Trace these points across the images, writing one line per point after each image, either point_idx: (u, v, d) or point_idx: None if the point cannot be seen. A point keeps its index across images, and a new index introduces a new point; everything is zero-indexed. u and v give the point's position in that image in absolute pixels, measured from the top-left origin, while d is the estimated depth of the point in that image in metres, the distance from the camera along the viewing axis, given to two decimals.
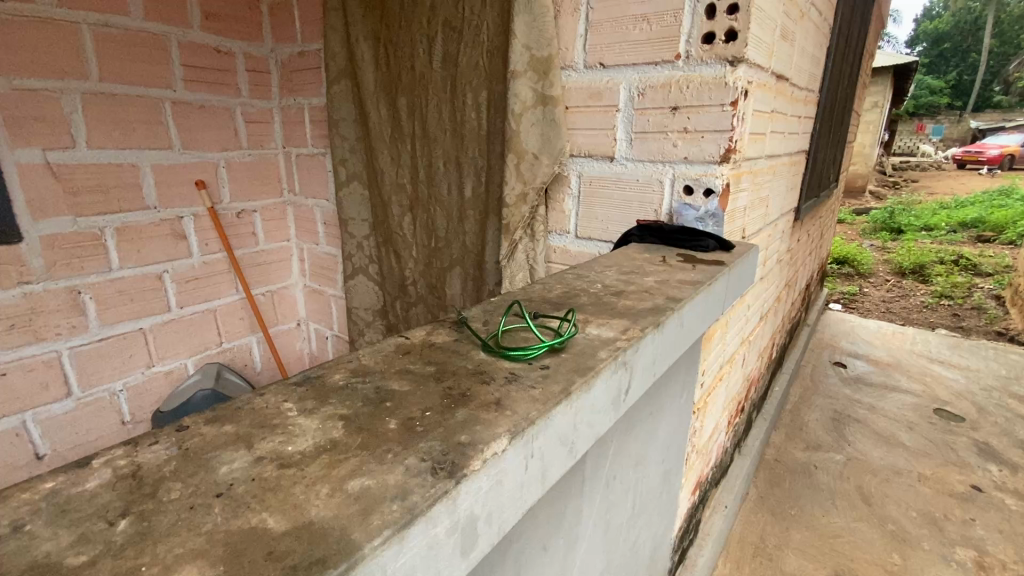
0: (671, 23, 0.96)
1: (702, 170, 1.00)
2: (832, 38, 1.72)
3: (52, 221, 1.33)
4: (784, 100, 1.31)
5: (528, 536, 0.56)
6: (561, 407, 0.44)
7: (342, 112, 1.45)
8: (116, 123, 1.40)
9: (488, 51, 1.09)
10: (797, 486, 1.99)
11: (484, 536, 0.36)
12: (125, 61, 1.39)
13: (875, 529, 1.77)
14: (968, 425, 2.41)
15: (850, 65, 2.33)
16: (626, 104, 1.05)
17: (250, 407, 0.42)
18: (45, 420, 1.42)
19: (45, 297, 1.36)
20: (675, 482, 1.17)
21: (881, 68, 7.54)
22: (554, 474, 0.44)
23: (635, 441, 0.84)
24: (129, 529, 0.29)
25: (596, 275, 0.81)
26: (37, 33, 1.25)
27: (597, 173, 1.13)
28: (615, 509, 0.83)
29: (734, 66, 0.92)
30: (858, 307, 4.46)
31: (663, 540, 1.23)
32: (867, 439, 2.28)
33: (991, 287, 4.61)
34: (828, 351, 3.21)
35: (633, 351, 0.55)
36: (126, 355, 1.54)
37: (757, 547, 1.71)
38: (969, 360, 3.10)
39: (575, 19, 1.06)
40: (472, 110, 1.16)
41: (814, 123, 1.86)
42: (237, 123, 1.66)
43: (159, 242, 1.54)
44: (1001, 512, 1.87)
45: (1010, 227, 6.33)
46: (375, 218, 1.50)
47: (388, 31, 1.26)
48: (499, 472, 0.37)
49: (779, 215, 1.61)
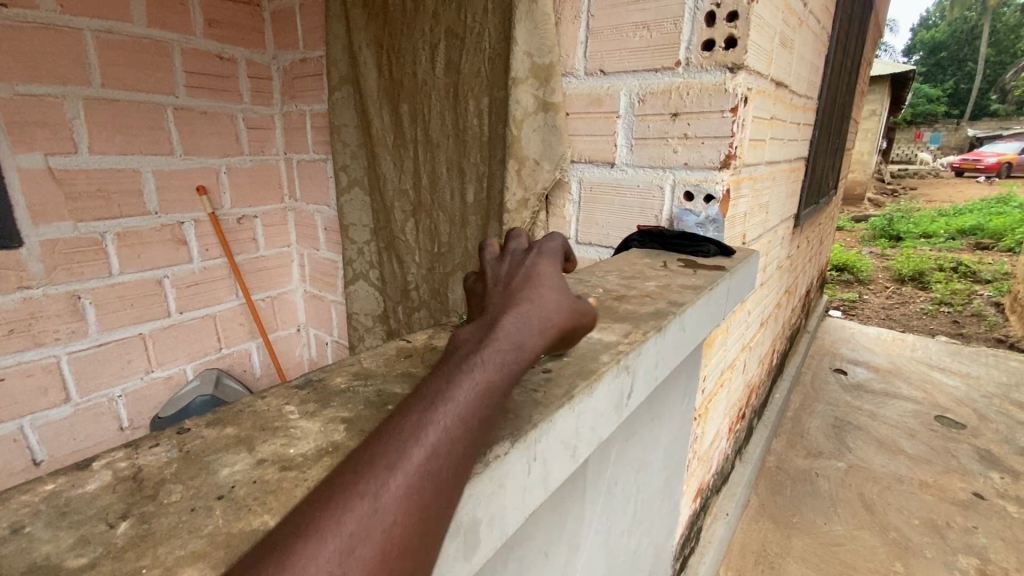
0: (671, 31, 0.97)
1: (701, 176, 1.01)
2: (830, 47, 1.74)
3: (53, 226, 1.33)
4: (784, 106, 1.32)
5: (530, 539, 0.56)
6: (564, 411, 0.44)
7: (344, 118, 1.45)
8: (119, 128, 1.40)
9: (490, 58, 1.10)
10: (798, 493, 1.98)
11: (486, 540, 0.37)
12: (126, 67, 1.39)
13: (877, 537, 1.76)
14: (969, 433, 2.40)
15: (847, 76, 2.34)
16: (626, 110, 1.06)
17: (251, 410, 0.42)
18: (43, 426, 1.41)
19: (45, 302, 1.36)
20: (676, 488, 1.16)
21: (879, 78, 7.59)
22: (557, 478, 0.44)
23: (637, 446, 0.84)
24: (130, 531, 0.29)
25: (597, 279, 0.81)
26: (42, 40, 1.26)
27: (597, 179, 1.13)
28: (616, 516, 0.83)
29: (733, 73, 0.93)
30: (857, 314, 4.47)
31: (665, 548, 1.22)
32: (867, 446, 2.27)
33: (990, 294, 4.62)
34: (828, 358, 3.21)
35: (635, 355, 0.55)
36: (126, 361, 1.54)
37: (758, 555, 1.69)
38: (969, 367, 3.10)
39: (576, 26, 1.07)
40: (474, 117, 1.16)
41: (813, 129, 1.86)
42: (239, 129, 1.66)
43: (159, 247, 1.54)
44: (1003, 519, 1.86)
45: (1008, 235, 6.36)
46: (377, 224, 1.50)
47: (390, 39, 1.27)
48: (502, 475, 0.37)
49: (778, 222, 1.61)
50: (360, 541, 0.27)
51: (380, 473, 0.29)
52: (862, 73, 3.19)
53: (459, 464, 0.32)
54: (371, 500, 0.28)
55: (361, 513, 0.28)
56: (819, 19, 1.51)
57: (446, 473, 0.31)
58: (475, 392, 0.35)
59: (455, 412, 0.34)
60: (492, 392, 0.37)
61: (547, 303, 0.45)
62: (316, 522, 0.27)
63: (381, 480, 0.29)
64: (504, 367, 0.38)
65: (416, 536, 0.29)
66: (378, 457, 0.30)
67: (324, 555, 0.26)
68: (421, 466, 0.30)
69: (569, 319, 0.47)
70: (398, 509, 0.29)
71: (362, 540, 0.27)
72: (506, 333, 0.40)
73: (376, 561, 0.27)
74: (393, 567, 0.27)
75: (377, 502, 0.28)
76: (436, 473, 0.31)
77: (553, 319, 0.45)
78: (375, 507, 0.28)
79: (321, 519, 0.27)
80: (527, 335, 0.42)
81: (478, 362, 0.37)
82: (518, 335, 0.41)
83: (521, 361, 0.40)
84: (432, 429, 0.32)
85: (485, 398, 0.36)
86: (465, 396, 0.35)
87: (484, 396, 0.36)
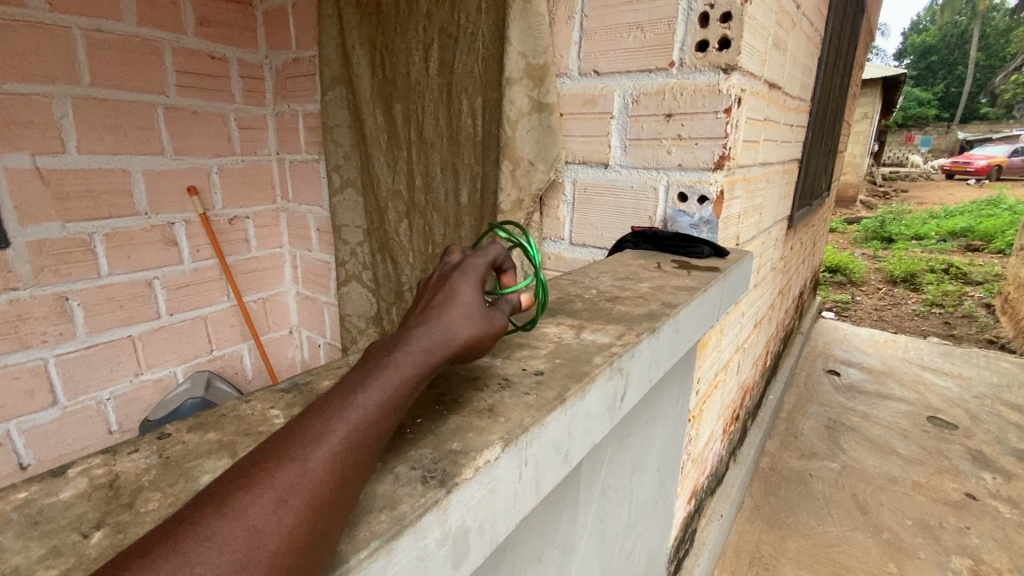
0: (665, 31, 0.96)
1: (695, 177, 1.00)
2: (823, 49, 1.75)
3: (40, 226, 1.31)
4: (777, 108, 1.32)
5: (522, 544, 0.55)
6: (556, 414, 0.43)
7: (337, 118, 1.44)
8: (108, 128, 1.39)
9: (483, 58, 1.09)
10: (792, 494, 1.98)
11: (477, 546, 0.36)
12: (116, 66, 1.37)
13: (870, 538, 1.76)
14: (961, 433, 2.41)
15: (840, 79, 2.35)
16: (620, 111, 1.06)
17: (235, 414, 0.41)
18: (30, 430, 1.39)
19: (32, 304, 1.34)
20: (670, 492, 1.16)
21: (871, 81, 7.66)
22: (549, 483, 0.44)
23: (630, 448, 0.83)
24: (104, 542, 0.28)
25: (591, 280, 0.80)
26: (30, 38, 1.24)
27: (591, 179, 1.12)
28: (609, 519, 0.82)
29: (727, 74, 0.93)
30: (850, 315, 4.51)
31: (659, 551, 1.21)
32: (860, 447, 2.28)
33: (981, 296, 4.66)
34: (822, 359, 3.22)
35: (628, 357, 0.54)
36: (115, 364, 1.52)
37: (753, 557, 1.69)
38: (961, 367, 3.12)
39: (570, 27, 1.06)
40: (468, 118, 1.16)
41: (806, 131, 1.87)
42: (230, 129, 1.65)
43: (149, 248, 1.52)
44: (995, 520, 1.87)
45: (999, 237, 6.43)
46: (370, 225, 1.49)
47: (383, 38, 1.26)
48: (491, 481, 0.36)
49: (772, 224, 1.62)
50: (261, 531, 0.26)
51: (291, 466, 0.28)
52: (855, 76, 3.21)
53: (372, 454, 0.32)
54: (282, 491, 0.27)
55: (264, 506, 0.26)
56: (812, 22, 1.51)
57: (361, 468, 0.31)
58: (395, 389, 0.35)
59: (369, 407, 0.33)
60: (411, 391, 0.37)
61: (462, 308, 0.43)
62: (224, 511, 0.25)
63: (288, 470, 0.28)
64: (417, 368, 0.37)
65: (328, 526, 0.28)
66: (284, 451, 0.29)
67: (227, 544, 0.25)
68: (330, 457, 0.30)
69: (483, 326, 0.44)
70: (308, 499, 0.28)
71: (268, 528, 0.26)
72: (430, 334, 0.40)
73: (279, 550, 0.26)
74: (322, 521, 0.28)
75: (288, 493, 0.27)
76: (350, 467, 0.30)
77: (467, 329, 0.42)
78: (283, 500, 0.27)
79: (230, 512, 0.25)
80: (450, 336, 0.41)
81: (391, 363, 0.36)
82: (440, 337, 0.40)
83: (438, 365, 0.40)
84: (344, 420, 0.31)
85: (400, 395, 0.35)
86: (387, 392, 0.34)
87: (404, 393, 0.35)
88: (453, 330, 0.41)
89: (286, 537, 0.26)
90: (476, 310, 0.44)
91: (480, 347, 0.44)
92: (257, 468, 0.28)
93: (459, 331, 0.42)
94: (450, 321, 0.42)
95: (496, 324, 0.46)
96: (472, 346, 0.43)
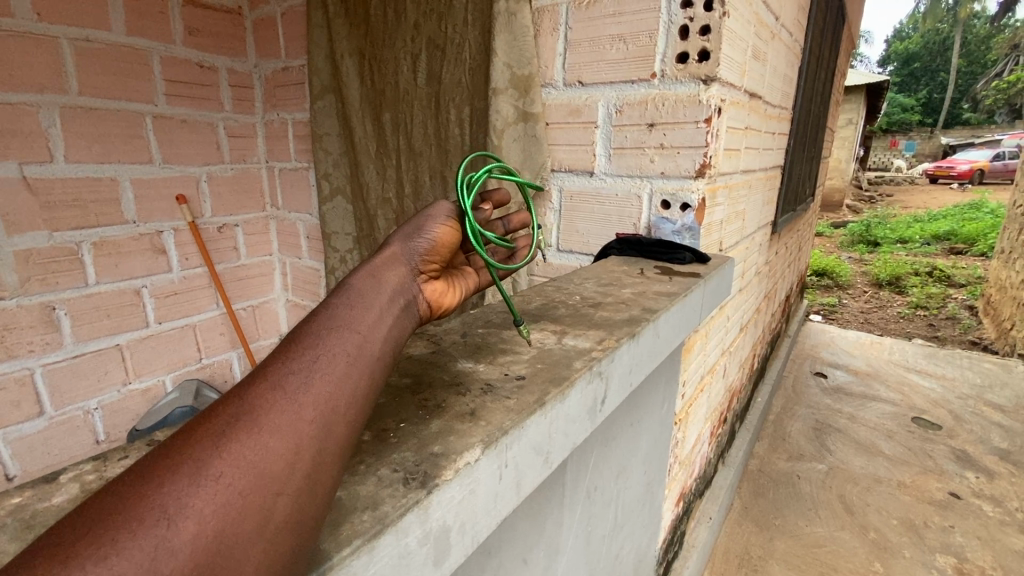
0: (647, 43, 0.99)
1: (678, 185, 1.03)
2: (803, 59, 1.79)
3: (27, 235, 1.31)
4: (758, 117, 1.35)
5: (507, 546, 0.56)
6: (536, 417, 0.44)
7: (327, 127, 1.46)
8: (96, 137, 1.39)
9: (470, 69, 1.11)
10: (780, 495, 2.01)
11: (457, 546, 0.37)
12: (104, 75, 1.38)
13: (857, 538, 1.79)
14: (945, 433, 2.45)
15: (822, 86, 2.41)
16: (604, 120, 1.08)
17: None
18: (15, 440, 1.38)
19: (19, 314, 1.33)
20: (657, 493, 1.18)
21: (855, 87, 7.80)
22: (529, 485, 0.45)
23: (616, 451, 0.85)
24: None
25: (575, 287, 0.82)
26: (17, 48, 1.24)
27: (577, 187, 1.14)
28: (596, 520, 0.84)
29: (707, 84, 0.96)
30: (838, 318, 4.57)
31: (647, 552, 1.23)
32: (847, 448, 2.31)
33: (964, 297, 4.76)
34: (809, 361, 3.27)
35: (608, 361, 0.56)
36: (102, 373, 1.51)
37: (742, 558, 1.71)
38: (946, 368, 3.18)
39: (554, 38, 1.09)
40: (455, 126, 1.18)
41: (788, 139, 1.91)
42: (219, 137, 1.65)
43: (137, 256, 1.52)
44: (979, 518, 1.91)
45: (981, 240, 6.57)
46: (359, 231, 1.49)
47: (372, 48, 1.28)
48: (472, 481, 0.38)
49: (755, 229, 1.65)
50: (203, 459, 0.29)
51: (234, 408, 0.33)
52: (837, 83, 3.28)
53: (318, 385, 0.36)
54: (225, 429, 0.31)
55: (204, 441, 0.30)
56: (791, 32, 1.55)
57: (310, 403, 0.34)
58: (333, 336, 0.39)
59: (301, 352, 0.37)
60: (355, 329, 0.40)
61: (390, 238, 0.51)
62: (174, 451, 0.30)
63: (224, 413, 0.32)
64: (347, 305, 0.42)
65: (274, 451, 0.31)
66: (225, 403, 0.33)
67: (176, 472, 0.29)
68: (264, 395, 0.34)
69: (406, 244, 0.50)
70: (251, 431, 0.31)
71: (210, 455, 0.30)
72: (358, 274, 0.45)
73: (221, 471, 0.29)
74: (262, 444, 0.31)
75: (231, 430, 0.31)
76: (294, 404, 0.34)
77: (388, 257, 0.48)
78: (227, 435, 0.31)
79: (177, 452, 0.30)
80: (374, 270, 0.46)
81: (320, 316, 0.41)
82: (367, 270, 0.46)
83: (376, 295, 0.44)
84: (277, 369, 0.36)
85: (335, 335, 0.39)
86: (325, 340, 0.38)
87: (345, 336, 0.39)
88: (386, 246, 0.50)
89: (227, 459, 0.30)
90: (410, 219, 0.52)
91: (430, 229, 0.51)
92: (207, 416, 0.32)
93: (391, 244, 0.50)
94: (382, 243, 0.50)
95: (441, 209, 0.53)
96: (416, 236, 0.50)
